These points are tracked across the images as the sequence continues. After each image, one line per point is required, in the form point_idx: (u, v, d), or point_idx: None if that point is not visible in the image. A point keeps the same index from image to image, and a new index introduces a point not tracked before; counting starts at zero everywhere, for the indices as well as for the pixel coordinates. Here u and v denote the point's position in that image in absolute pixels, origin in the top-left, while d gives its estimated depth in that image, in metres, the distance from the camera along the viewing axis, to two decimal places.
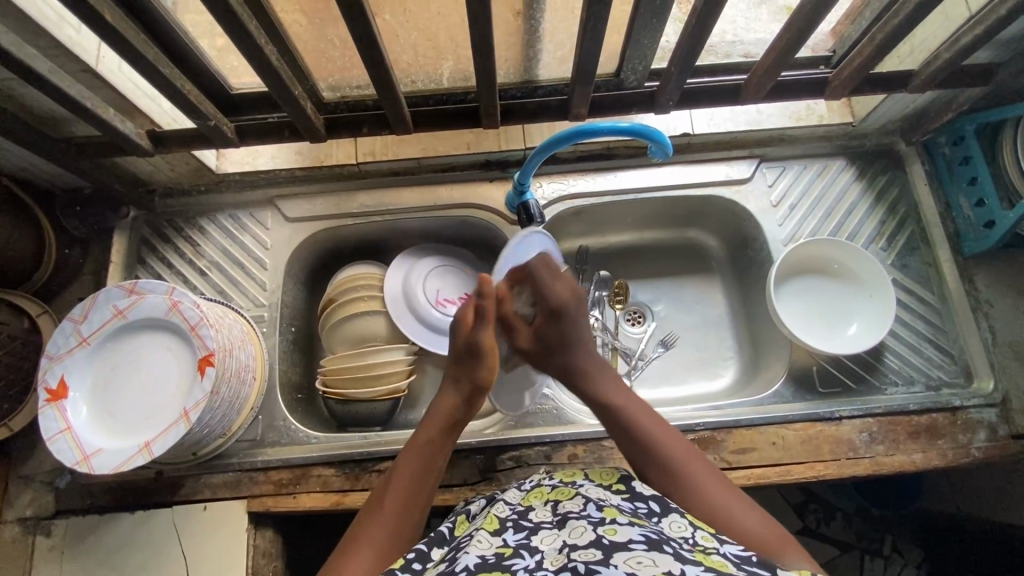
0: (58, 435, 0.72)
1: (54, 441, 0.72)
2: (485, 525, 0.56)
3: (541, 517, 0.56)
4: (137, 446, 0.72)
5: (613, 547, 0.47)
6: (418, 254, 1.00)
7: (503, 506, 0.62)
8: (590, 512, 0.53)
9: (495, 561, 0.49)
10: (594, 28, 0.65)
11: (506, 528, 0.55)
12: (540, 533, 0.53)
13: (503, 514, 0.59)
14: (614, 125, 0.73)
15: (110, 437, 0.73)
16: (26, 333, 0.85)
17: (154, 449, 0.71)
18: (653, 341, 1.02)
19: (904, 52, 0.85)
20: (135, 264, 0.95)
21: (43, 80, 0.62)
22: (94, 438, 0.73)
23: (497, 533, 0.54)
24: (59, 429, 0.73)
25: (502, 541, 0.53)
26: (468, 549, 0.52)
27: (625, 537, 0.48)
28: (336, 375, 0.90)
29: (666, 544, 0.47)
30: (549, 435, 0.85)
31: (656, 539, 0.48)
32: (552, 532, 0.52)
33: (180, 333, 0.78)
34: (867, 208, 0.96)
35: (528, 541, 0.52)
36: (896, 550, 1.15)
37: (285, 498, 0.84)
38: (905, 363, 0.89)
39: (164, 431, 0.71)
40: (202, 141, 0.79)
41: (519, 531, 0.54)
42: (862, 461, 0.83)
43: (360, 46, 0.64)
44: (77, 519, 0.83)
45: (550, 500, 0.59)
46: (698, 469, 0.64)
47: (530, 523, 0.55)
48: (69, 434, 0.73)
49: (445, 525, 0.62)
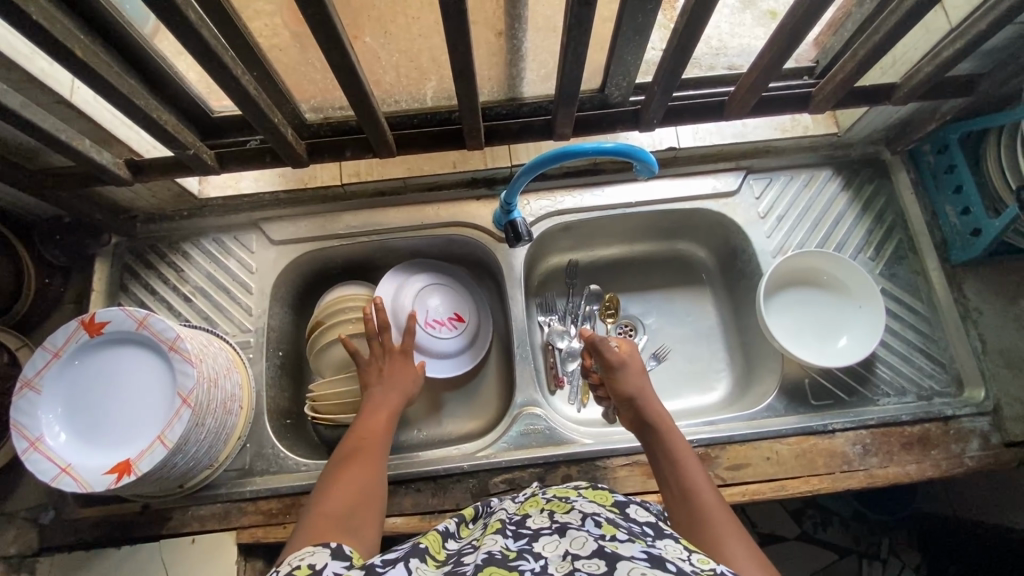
0: (29, 449, 0.70)
1: (27, 458, 0.70)
2: (486, 531, 0.56)
3: (540, 524, 0.55)
4: (117, 468, 0.70)
5: (616, 557, 0.46)
6: (409, 271, 0.99)
7: (501, 514, 0.61)
8: (589, 525, 0.53)
9: (502, 558, 0.49)
10: (575, 50, 0.64)
11: (506, 534, 0.54)
12: (542, 540, 0.51)
13: (502, 521, 0.58)
14: (599, 145, 0.72)
15: (87, 453, 0.72)
16: (5, 368, 0.82)
17: (128, 473, 0.69)
18: (645, 355, 1.01)
19: (886, 64, 0.85)
20: (118, 293, 0.93)
21: (14, 116, 0.60)
22: (71, 453, 0.71)
23: (499, 536, 0.53)
24: (29, 443, 0.71)
25: (506, 543, 0.52)
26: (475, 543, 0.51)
27: (627, 551, 0.47)
28: (324, 400, 0.89)
29: (668, 562, 0.46)
30: (544, 456, 0.85)
31: (658, 556, 0.47)
32: (553, 539, 0.51)
33: (161, 350, 0.75)
34: (854, 217, 0.96)
35: (530, 547, 0.51)
36: (893, 553, 1.16)
37: (275, 528, 0.82)
38: (897, 373, 0.89)
39: (144, 450, 0.70)
40: (182, 169, 0.77)
41: (520, 538, 0.53)
42: (856, 474, 0.83)
43: (339, 73, 0.63)
44: (62, 556, 0.82)
45: (546, 509, 0.58)
46: (723, 520, 0.61)
47: (530, 530, 0.54)
48: (41, 449, 0.71)
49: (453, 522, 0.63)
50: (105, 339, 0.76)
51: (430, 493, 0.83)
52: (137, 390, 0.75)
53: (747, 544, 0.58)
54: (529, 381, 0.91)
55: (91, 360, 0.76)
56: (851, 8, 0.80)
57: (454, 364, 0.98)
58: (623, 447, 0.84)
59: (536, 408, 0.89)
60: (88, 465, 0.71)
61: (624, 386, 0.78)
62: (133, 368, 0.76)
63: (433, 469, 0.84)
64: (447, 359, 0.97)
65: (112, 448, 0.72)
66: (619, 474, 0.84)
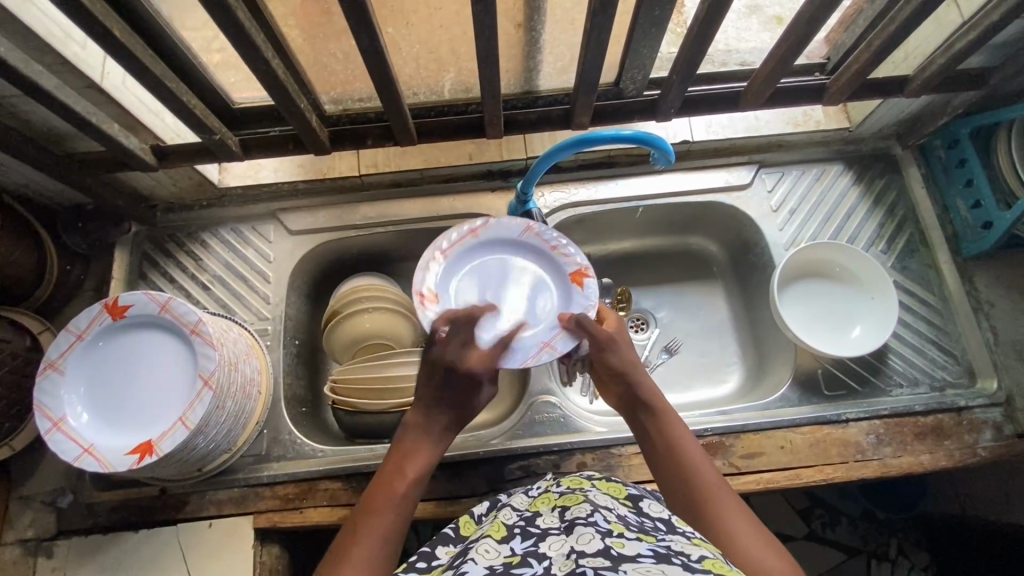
0: (52, 430, 0.71)
1: (50, 438, 0.71)
2: (491, 534, 0.56)
3: (549, 523, 0.55)
4: (139, 450, 0.70)
5: (621, 558, 0.45)
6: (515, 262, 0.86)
7: (511, 512, 0.61)
8: (598, 520, 0.52)
9: (503, 570, 0.48)
10: (597, 39, 0.66)
11: (514, 535, 0.55)
12: (548, 540, 0.52)
13: (511, 520, 0.58)
14: (618, 133, 0.73)
15: (109, 436, 0.72)
16: (28, 351, 0.83)
17: (150, 454, 0.70)
18: (657, 348, 1.02)
19: (898, 58, 0.86)
20: (138, 280, 0.94)
21: (49, 97, 0.62)
22: (94, 434, 0.72)
23: (505, 541, 0.54)
24: (52, 424, 0.71)
25: (509, 549, 0.52)
26: (474, 557, 0.51)
27: (633, 550, 0.47)
28: (346, 384, 0.89)
29: (675, 557, 0.46)
30: (558, 444, 0.85)
31: (665, 553, 0.47)
32: (560, 538, 0.51)
33: (181, 335, 0.76)
34: (866, 211, 0.97)
35: (535, 548, 0.51)
36: (902, 554, 1.16)
37: (291, 513, 0.83)
38: (910, 365, 0.89)
39: (166, 432, 0.71)
40: (206, 155, 0.78)
41: (527, 538, 0.53)
42: (870, 463, 0.83)
43: (366, 57, 0.64)
44: (81, 539, 0.82)
45: (557, 506, 0.58)
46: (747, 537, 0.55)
47: (538, 529, 0.54)
48: (63, 429, 0.71)
49: (451, 527, 0.60)
50: (130, 327, 0.77)
51: (446, 479, 0.84)
52: (159, 378, 0.76)
53: (772, 555, 0.54)
54: (543, 369, 0.91)
55: (113, 346, 0.77)
56: (863, 4, 0.81)
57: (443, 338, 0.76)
58: (636, 435, 0.85)
59: (551, 396, 0.89)
60: (110, 447, 0.71)
61: (615, 364, 0.73)
62: (156, 356, 0.76)
63: (449, 456, 0.84)
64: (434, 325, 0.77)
65: (132, 430, 0.73)
66: (634, 462, 0.84)
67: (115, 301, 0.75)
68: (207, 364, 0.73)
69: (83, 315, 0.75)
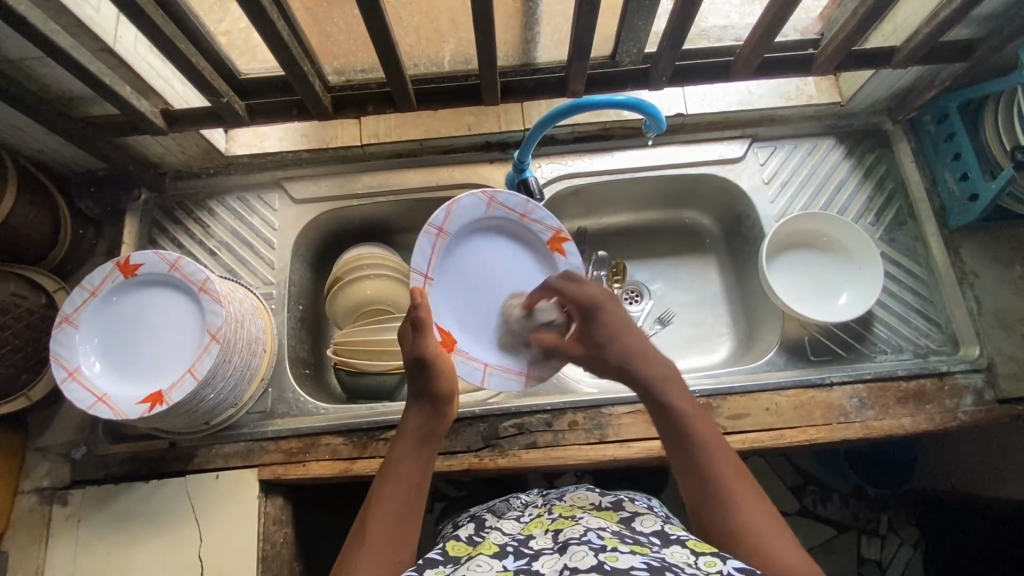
0: (67, 379, 0.75)
1: (65, 387, 0.74)
2: (485, 550, 0.60)
3: (542, 545, 0.60)
4: (150, 399, 0.74)
5: (615, 570, 0.49)
6: (488, 257, 0.94)
7: (502, 535, 0.65)
8: (590, 538, 0.56)
9: None
10: (589, 4, 0.68)
11: (506, 553, 0.59)
12: (541, 558, 0.56)
13: (502, 541, 0.63)
14: (612, 98, 0.76)
15: (121, 386, 0.76)
16: (43, 308, 0.86)
17: (161, 402, 0.73)
18: (651, 318, 1.05)
19: (887, 32, 0.88)
20: (147, 245, 0.97)
21: (65, 56, 0.65)
22: (106, 384, 0.76)
23: (497, 556, 0.58)
24: (66, 373, 0.75)
25: (502, 564, 0.56)
26: (468, 569, 0.55)
27: (626, 564, 0.51)
28: (345, 345, 0.91)
29: (667, 572, 0.50)
30: (549, 403, 0.88)
31: (657, 567, 0.51)
32: (554, 556, 0.55)
33: (190, 293, 0.79)
34: (856, 184, 0.99)
35: (528, 566, 0.55)
36: (892, 530, 1.19)
37: (295, 466, 0.86)
38: (893, 332, 0.92)
39: (176, 382, 0.74)
40: (214, 120, 0.82)
41: (520, 558, 0.57)
42: (852, 425, 0.86)
43: (367, 20, 0.67)
44: (93, 488, 0.86)
45: (550, 529, 0.63)
46: (795, 560, 0.57)
47: (531, 550, 0.59)
48: (77, 378, 0.75)
49: (440, 550, 0.63)
50: (143, 292, 0.80)
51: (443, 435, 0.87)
52: (166, 335, 0.79)
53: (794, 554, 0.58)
54: None
55: (125, 306, 0.80)
56: None
57: (485, 384, 0.88)
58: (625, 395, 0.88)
59: None
60: (122, 397, 0.75)
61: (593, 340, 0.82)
62: (164, 316, 0.80)
63: None
64: (471, 372, 0.87)
65: (142, 381, 0.77)
66: (623, 421, 0.87)
67: (129, 263, 0.79)
68: (214, 320, 0.77)
69: (100, 280, 0.79)
